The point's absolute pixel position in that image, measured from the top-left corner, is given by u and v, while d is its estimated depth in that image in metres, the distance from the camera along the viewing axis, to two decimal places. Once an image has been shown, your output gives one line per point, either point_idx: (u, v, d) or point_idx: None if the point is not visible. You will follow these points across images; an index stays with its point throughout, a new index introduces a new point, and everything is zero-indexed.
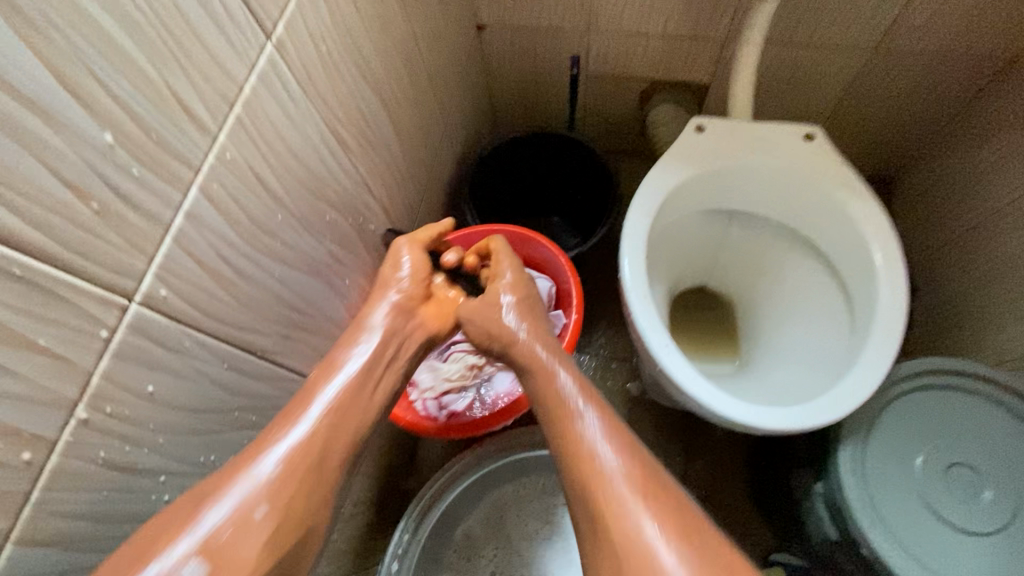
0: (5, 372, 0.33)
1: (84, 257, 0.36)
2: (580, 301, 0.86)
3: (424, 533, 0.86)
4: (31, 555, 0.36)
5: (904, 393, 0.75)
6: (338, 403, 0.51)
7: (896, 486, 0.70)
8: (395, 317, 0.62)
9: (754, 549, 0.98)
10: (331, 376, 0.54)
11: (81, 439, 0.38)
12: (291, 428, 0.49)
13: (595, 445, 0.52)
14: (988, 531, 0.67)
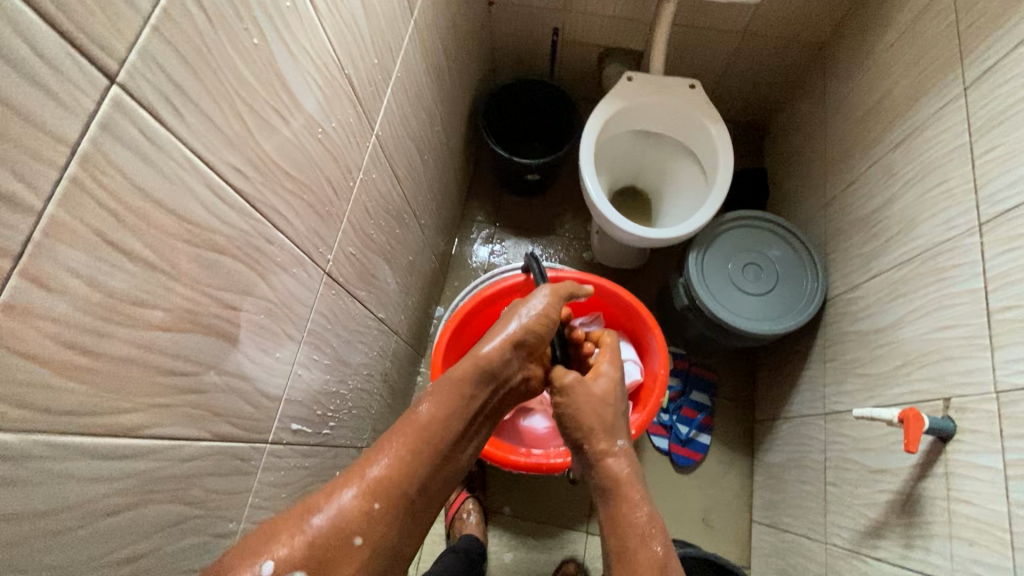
0: (355, 148, 0.89)
1: (370, 111, 0.92)
2: (648, 410, 1.23)
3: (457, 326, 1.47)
4: (353, 228, 0.94)
5: (728, 226, 1.37)
6: (458, 404, 0.74)
7: (717, 271, 1.33)
8: (501, 356, 0.79)
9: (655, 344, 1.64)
10: (443, 397, 0.74)
11: (364, 186, 0.95)
12: (435, 419, 0.72)
13: (644, 539, 0.76)
14: (758, 293, 1.31)
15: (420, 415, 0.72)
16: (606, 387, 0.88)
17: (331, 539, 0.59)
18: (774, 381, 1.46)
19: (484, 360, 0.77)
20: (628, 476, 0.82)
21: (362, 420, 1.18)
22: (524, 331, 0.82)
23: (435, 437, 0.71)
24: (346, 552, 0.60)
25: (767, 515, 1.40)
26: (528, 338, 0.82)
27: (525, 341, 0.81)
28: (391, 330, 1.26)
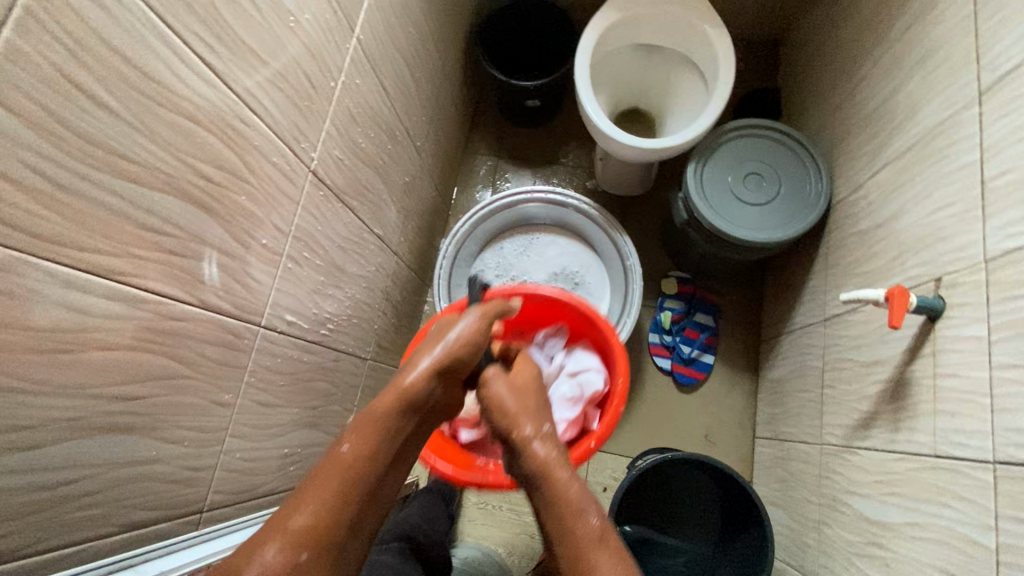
0: (334, 47, 0.89)
1: (349, 10, 0.92)
2: (606, 426, 1.12)
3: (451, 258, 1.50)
4: (337, 132, 0.95)
5: (729, 138, 1.33)
6: (382, 443, 0.68)
7: (717, 182, 1.29)
8: (423, 380, 0.72)
9: (660, 269, 1.61)
10: (358, 438, 0.67)
11: (348, 90, 0.96)
12: (343, 472, 0.65)
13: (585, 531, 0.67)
14: (759, 202, 1.28)
15: (337, 456, 0.66)
16: (534, 389, 0.82)
17: None
18: (780, 298, 1.44)
19: (399, 393, 0.70)
20: (567, 470, 0.73)
21: (364, 332, 1.22)
22: (441, 351, 0.74)
23: (358, 482, 0.65)
24: None
25: (768, 429, 1.40)
26: (447, 359, 0.73)
27: (441, 360, 0.73)
28: (390, 249, 1.29)
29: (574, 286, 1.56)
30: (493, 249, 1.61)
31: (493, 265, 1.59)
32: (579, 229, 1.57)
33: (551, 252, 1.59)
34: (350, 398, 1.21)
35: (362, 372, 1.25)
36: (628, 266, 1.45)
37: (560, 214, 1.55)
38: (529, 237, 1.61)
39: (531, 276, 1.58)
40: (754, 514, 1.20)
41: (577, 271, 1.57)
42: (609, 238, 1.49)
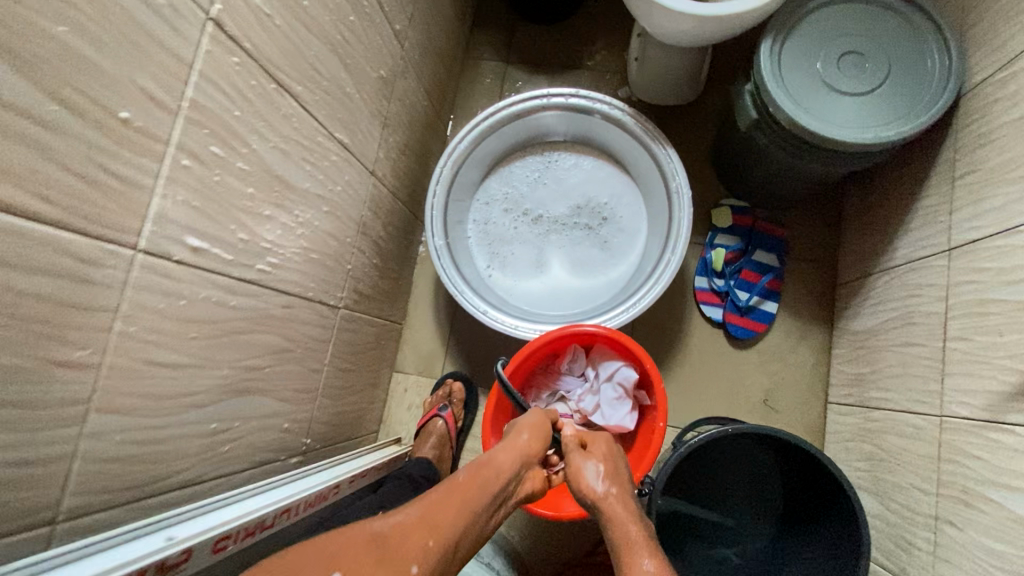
0: None
1: None
2: (664, 410, 0.94)
3: (447, 180, 1.17)
4: None
5: (818, 6, 0.95)
6: (477, 488, 0.67)
7: (800, 69, 0.94)
8: (509, 453, 0.74)
9: (710, 196, 1.29)
10: (455, 488, 0.66)
11: None
12: (460, 501, 0.65)
13: None
14: (859, 92, 0.93)
15: (451, 488, 0.66)
16: (609, 459, 0.80)
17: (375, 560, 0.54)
18: (870, 228, 1.11)
19: (494, 469, 0.71)
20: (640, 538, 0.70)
21: (333, 273, 0.95)
22: (520, 437, 0.77)
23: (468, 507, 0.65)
24: None
25: (847, 393, 1.11)
26: (529, 447, 0.76)
27: (525, 442, 0.77)
28: (365, 166, 1.00)
29: (604, 220, 1.26)
30: (500, 173, 1.30)
31: (502, 195, 1.29)
32: (610, 147, 1.24)
33: (574, 179, 1.28)
34: (318, 357, 0.95)
35: (335, 323, 0.99)
36: (673, 189, 1.12)
37: (586, 126, 1.21)
38: (548, 159, 1.29)
39: (549, 208, 1.27)
40: (833, 488, 0.94)
41: (607, 202, 1.26)
42: (648, 156, 1.15)
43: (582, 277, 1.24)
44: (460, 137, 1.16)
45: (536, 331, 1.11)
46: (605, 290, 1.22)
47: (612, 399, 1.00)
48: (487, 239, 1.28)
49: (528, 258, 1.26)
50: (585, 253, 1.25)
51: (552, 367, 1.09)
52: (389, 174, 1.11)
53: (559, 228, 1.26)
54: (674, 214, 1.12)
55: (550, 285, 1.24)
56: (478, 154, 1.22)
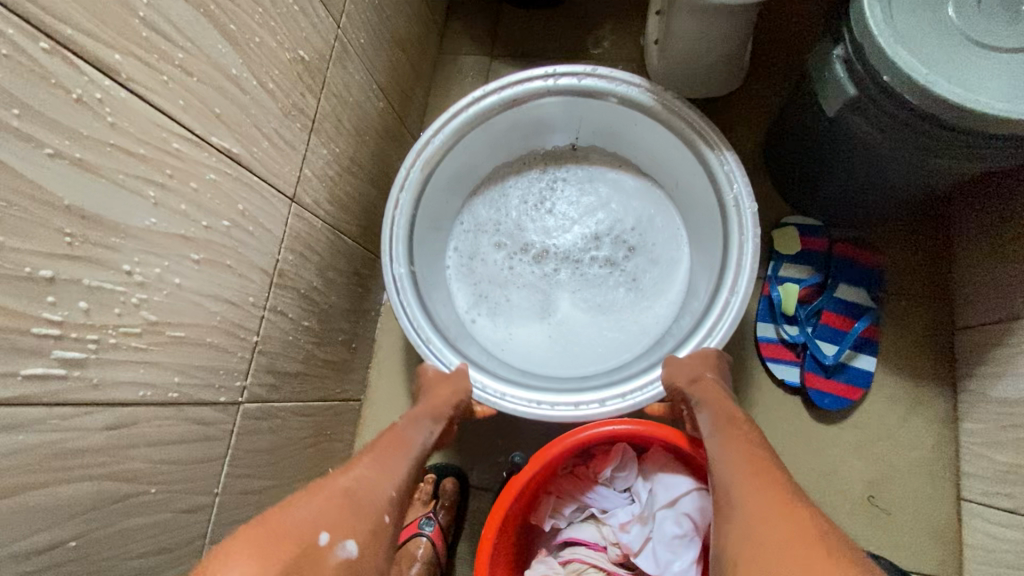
0: None
1: None
2: None
3: (413, 190, 0.83)
4: None
5: None
6: (400, 455, 0.63)
7: (924, 15, 0.62)
8: (417, 422, 0.69)
9: (769, 215, 0.96)
10: (391, 437, 0.66)
11: None
12: (395, 458, 0.63)
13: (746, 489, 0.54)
14: (1022, 45, 0.60)
15: (388, 440, 0.65)
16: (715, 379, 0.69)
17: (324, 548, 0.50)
18: (1011, 250, 0.77)
19: (411, 418, 0.69)
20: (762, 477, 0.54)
21: (225, 354, 0.62)
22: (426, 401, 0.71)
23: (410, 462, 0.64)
24: (318, 556, 0.49)
25: (1003, 492, 0.76)
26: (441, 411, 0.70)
27: (428, 400, 0.72)
28: (282, 190, 0.67)
29: (630, 250, 0.92)
30: (488, 192, 0.97)
31: (493, 223, 0.96)
32: (641, 148, 0.91)
33: (586, 198, 0.95)
34: (201, 486, 0.61)
35: (233, 429, 0.65)
36: (730, 200, 0.78)
37: (606, 119, 0.89)
38: (553, 175, 0.96)
39: (558, 240, 0.94)
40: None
41: (636, 228, 0.93)
42: (692, 156, 0.82)
43: (602, 329, 0.90)
44: (431, 132, 0.83)
45: (528, 400, 0.72)
46: (635, 350, 0.87)
47: (674, 539, 0.67)
48: (473, 279, 0.94)
49: (528, 303, 0.92)
50: (605, 297, 0.91)
51: (581, 472, 0.74)
52: (329, 201, 0.78)
53: (571, 265, 0.93)
54: (729, 236, 0.78)
55: (559, 338, 0.90)
56: (457, 163, 0.89)
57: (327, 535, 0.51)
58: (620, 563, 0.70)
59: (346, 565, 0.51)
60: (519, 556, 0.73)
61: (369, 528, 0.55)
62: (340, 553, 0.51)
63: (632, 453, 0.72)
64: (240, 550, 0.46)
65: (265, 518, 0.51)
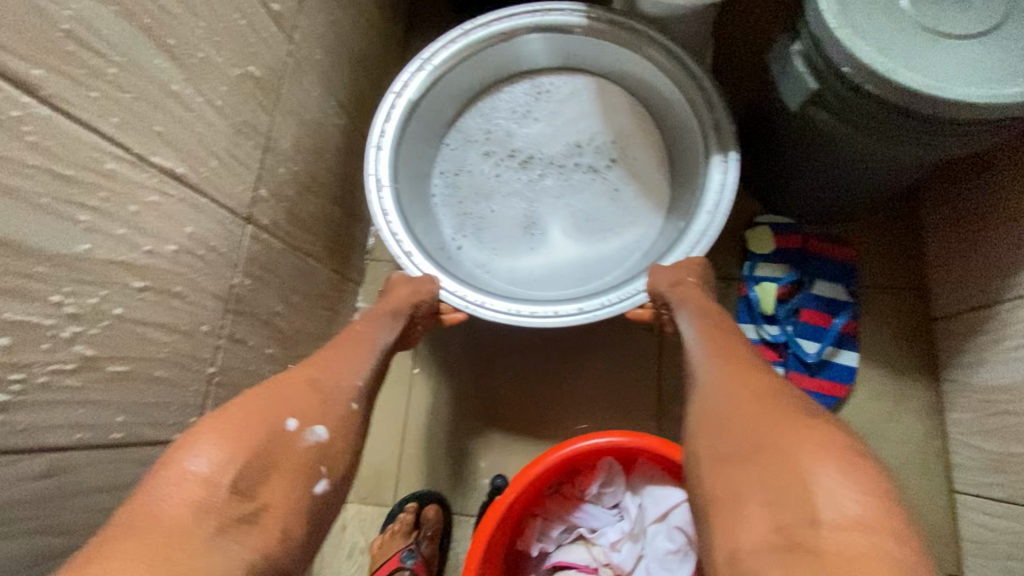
0: None
1: None
2: None
3: (396, 119, 0.79)
4: None
5: None
6: (360, 349, 0.63)
7: (877, 7, 0.62)
8: (377, 321, 0.68)
9: (741, 213, 0.95)
10: (350, 335, 0.65)
11: None
12: (354, 350, 0.62)
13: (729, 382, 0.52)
14: (973, 34, 0.61)
15: (348, 338, 0.65)
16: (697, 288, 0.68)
17: (292, 430, 0.50)
18: (980, 235, 0.77)
19: (369, 317, 0.69)
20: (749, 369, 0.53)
21: (177, 388, 0.57)
22: (384, 305, 0.71)
23: (370, 353, 0.64)
24: (286, 438, 0.49)
25: (995, 481, 0.75)
26: (400, 307, 0.70)
27: (385, 301, 0.72)
28: (235, 211, 0.64)
29: (613, 160, 0.91)
30: (478, 103, 0.93)
31: (481, 133, 0.93)
32: (623, 74, 0.88)
33: (570, 113, 0.93)
34: None
35: None
36: (714, 177, 0.74)
37: (591, 51, 0.86)
38: (538, 84, 0.93)
39: (545, 147, 0.92)
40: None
41: (620, 138, 0.92)
42: (667, 76, 0.80)
43: (586, 244, 0.89)
44: (423, 58, 0.80)
45: (507, 309, 0.74)
46: (618, 261, 0.87)
47: (667, 556, 0.64)
48: (461, 194, 0.92)
49: (513, 216, 0.91)
50: (591, 206, 0.90)
51: (566, 490, 0.70)
52: (289, 222, 0.75)
53: (556, 170, 0.92)
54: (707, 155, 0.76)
55: (543, 253, 0.89)
56: (446, 90, 0.86)
57: (295, 420, 0.51)
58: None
59: (315, 447, 0.51)
60: None
61: (335, 410, 0.55)
62: (307, 433, 0.51)
63: (617, 466, 0.69)
64: (207, 436, 0.45)
65: (231, 404, 0.49)
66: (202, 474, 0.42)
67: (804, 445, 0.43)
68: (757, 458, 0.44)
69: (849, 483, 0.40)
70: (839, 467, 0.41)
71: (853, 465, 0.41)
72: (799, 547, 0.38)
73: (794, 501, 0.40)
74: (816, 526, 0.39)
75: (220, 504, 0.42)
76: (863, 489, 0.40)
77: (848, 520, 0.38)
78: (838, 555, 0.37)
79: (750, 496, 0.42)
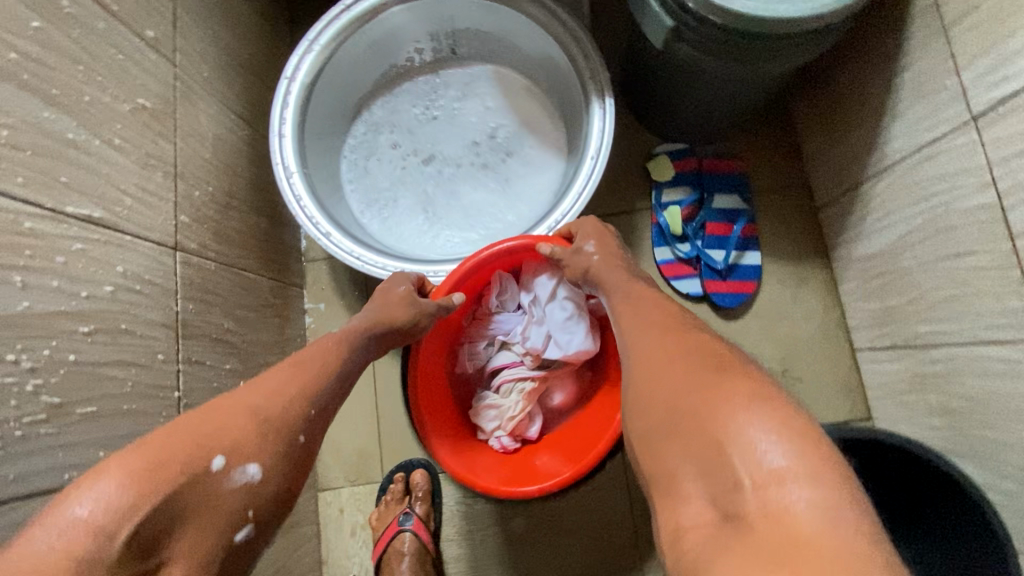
0: None
1: None
2: None
3: (292, 108, 0.82)
4: None
5: None
6: (270, 391, 0.53)
7: None
8: (306, 354, 0.60)
9: (643, 147, 1.03)
10: (246, 391, 0.52)
11: None
12: (248, 398, 0.52)
13: (648, 349, 0.52)
14: None
15: (264, 376, 0.55)
16: (591, 241, 0.73)
17: (92, 507, 0.38)
18: (844, 126, 0.87)
19: (304, 351, 0.60)
20: (654, 327, 0.54)
21: (149, 417, 0.61)
22: (324, 344, 0.62)
23: (296, 386, 0.55)
24: (81, 526, 0.37)
25: (883, 333, 0.87)
26: (330, 367, 0.59)
27: (327, 345, 0.62)
28: (161, 242, 0.66)
29: (509, 150, 0.96)
30: (383, 94, 0.99)
31: (386, 121, 0.98)
32: (511, 46, 0.94)
33: (468, 105, 0.98)
34: None
35: None
36: (594, 126, 0.82)
37: (471, 17, 0.91)
38: (438, 76, 0.99)
39: (443, 146, 0.97)
40: (921, 460, 0.67)
41: (510, 119, 0.97)
42: (542, 33, 0.87)
43: (485, 218, 0.94)
44: (309, 39, 0.83)
45: (426, 272, 0.80)
46: (513, 229, 0.92)
47: (563, 324, 0.81)
48: (365, 176, 0.96)
49: (413, 203, 0.95)
50: (485, 194, 0.95)
51: (479, 313, 0.87)
52: (217, 240, 0.77)
53: (454, 166, 0.96)
54: (588, 104, 0.83)
55: (440, 234, 0.93)
56: (337, 71, 0.89)
57: (111, 496, 0.39)
58: (537, 365, 0.85)
59: (245, 490, 0.47)
60: (457, 400, 0.87)
61: (173, 482, 0.42)
62: (121, 521, 0.39)
63: (507, 275, 0.84)
64: (114, 468, 0.41)
65: (190, 413, 0.49)
66: (101, 511, 0.38)
67: (723, 400, 0.42)
68: (677, 426, 0.44)
69: (777, 436, 0.38)
70: (768, 416, 0.39)
71: (780, 410, 0.40)
72: (775, 560, 0.33)
73: (722, 466, 0.39)
74: (741, 492, 0.37)
75: (122, 555, 0.38)
76: (789, 432, 0.38)
77: (801, 509, 0.35)
78: (781, 508, 0.35)
79: (684, 476, 0.41)
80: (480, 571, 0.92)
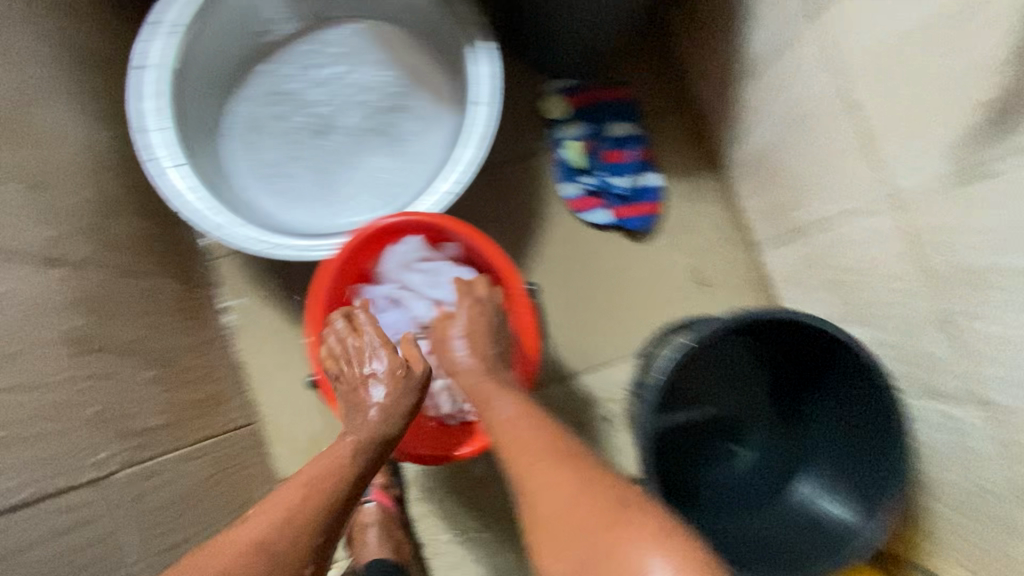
0: None
1: None
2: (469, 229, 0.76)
3: (158, 97, 0.77)
4: None
5: None
6: (281, 517, 0.52)
7: None
8: (317, 466, 0.59)
9: (535, 89, 1.04)
10: (262, 517, 0.52)
11: None
12: (261, 526, 0.51)
13: (544, 480, 0.54)
14: None
15: (278, 497, 0.55)
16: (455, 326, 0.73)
17: None
18: (714, 37, 0.92)
19: (316, 465, 0.59)
20: (543, 455, 0.56)
21: (63, 438, 0.59)
22: (324, 458, 0.60)
23: (309, 511, 0.54)
24: None
25: (774, 228, 0.94)
26: (336, 487, 0.57)
27: (342, 457, 0.61)
28: (35, 258, 0.62)
29: (400, 105, 0.94)
30: (262, 60, 0.94)
31: (272, 92, 0.93)
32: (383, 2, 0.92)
33: (351, 63, 0.94)
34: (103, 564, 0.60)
35: (113, 501, 0.64)
36: (477, 71, 0.82)
37: None
38: (315, 37, 0.95)
39: (337, 111, 0.93)
40: (814, 331, 0.75)
41: (397, 78, 0.94)
42: None
43: (390, 180, 0.92)
44: (154, 21, 0.78)
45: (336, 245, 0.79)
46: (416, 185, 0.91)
47: (426, 281, 0.83)
48: (259, 155, 0.92)
49: (314, 175, 0.92)
50: (385, 153, 0.93)
51: None
52: (102, 250, 0.73)
53: (349, 129, 0.93)
54: (467, 52, 0.83)
55: (345, 204, 0.91)
56: (200, 52, 0.84)
57: None
58: None
59: None
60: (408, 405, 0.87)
61: None
62: None
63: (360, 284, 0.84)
64: None
65: (207, 545, 0.50)
66: None
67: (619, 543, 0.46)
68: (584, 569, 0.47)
69: (671, 567, 0.43)
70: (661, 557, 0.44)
71: (674, 541, 0.45)
72: None
73: None
74: None
75: None
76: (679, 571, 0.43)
77: None
78: None
79: None
80: (449, 521, 0.96)
